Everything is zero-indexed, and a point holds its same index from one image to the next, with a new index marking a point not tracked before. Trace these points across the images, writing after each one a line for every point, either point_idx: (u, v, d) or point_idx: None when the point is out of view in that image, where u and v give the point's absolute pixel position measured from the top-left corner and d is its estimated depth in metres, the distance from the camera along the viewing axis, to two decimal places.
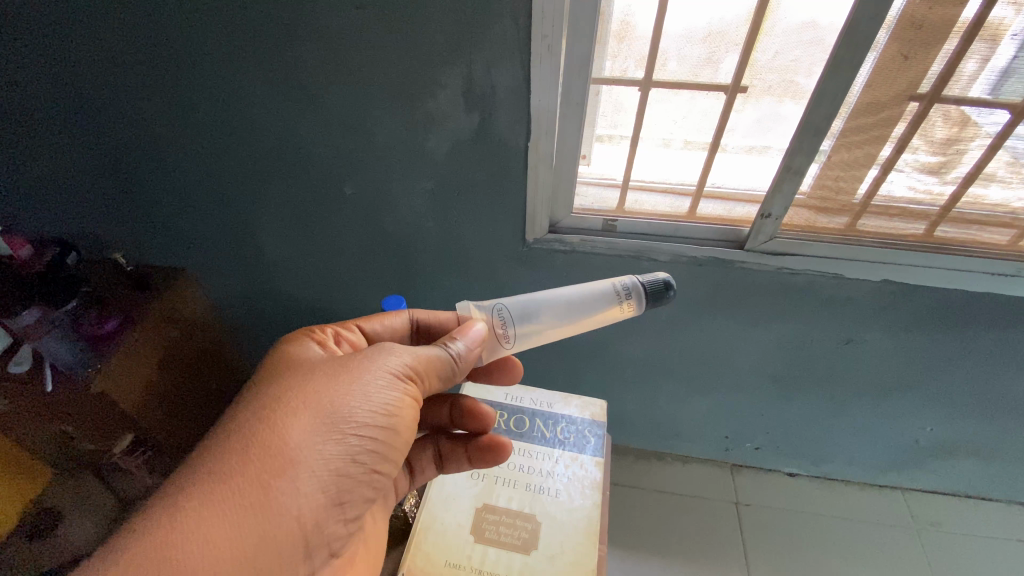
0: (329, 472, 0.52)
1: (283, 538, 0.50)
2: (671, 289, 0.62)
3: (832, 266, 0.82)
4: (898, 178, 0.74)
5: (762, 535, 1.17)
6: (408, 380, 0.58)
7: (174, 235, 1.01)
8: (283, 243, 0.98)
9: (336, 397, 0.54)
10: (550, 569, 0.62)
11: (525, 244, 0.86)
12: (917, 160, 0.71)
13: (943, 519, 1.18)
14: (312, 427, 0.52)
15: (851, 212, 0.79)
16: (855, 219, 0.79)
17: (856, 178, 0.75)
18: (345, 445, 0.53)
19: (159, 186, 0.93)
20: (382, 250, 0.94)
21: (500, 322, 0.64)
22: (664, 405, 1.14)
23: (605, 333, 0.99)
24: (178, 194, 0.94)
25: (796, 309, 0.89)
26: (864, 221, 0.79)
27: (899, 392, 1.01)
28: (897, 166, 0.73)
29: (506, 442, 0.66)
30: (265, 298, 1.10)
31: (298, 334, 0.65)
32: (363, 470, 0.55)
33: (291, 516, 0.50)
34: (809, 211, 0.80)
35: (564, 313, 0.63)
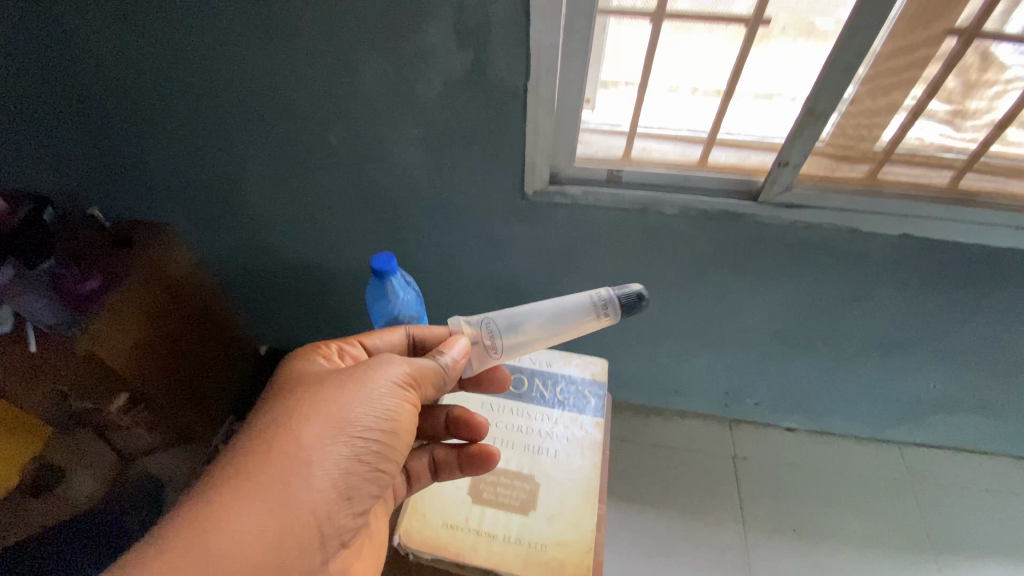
0: (339, 472, 0.51)
1: (299, 537, 0.48)
2: (643, 300, 0.60)
3: (849, 220, 0.77)
4: (923, 126, 0.71)
5: (760, 489, 1.18)
6: (408, 386, 0.57)
7: (157, 184, 0.96)
8: (270, 196, 0.93)
9: (341, 399, 0.53)
10: (548, 529, 0.61)
11: (525, 197, 0.81)
12: (946, 105, 0.68)
13: (938, 473, 1.20)
14: (320, 428, 0.51)
15: (874, 161, 0.75)
16: (877, 168, 0.76)
17: (880, 126, 0.72)
18: (352, 447, 0.52)
19: (135, 133, 0.88)
20: (373, 204, 0.88)
21: (486, 335, 0.63)
22: (665, 362, 1.12)
23: (607, 291, 0.95)
24: (156, 142, 0.88)
25: (807, 265, 0.85)
26: (886, 170, 0.76)
27: (905, 349, 0.98)
28: (924, 113, 0.69)
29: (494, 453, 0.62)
30: (254, 254, 1.06)
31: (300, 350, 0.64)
32: (372, 471, 0.54)
33: (304, 517, 0.49)
34: (830, 160, 0.76)
35: (551, 324, 0.61)
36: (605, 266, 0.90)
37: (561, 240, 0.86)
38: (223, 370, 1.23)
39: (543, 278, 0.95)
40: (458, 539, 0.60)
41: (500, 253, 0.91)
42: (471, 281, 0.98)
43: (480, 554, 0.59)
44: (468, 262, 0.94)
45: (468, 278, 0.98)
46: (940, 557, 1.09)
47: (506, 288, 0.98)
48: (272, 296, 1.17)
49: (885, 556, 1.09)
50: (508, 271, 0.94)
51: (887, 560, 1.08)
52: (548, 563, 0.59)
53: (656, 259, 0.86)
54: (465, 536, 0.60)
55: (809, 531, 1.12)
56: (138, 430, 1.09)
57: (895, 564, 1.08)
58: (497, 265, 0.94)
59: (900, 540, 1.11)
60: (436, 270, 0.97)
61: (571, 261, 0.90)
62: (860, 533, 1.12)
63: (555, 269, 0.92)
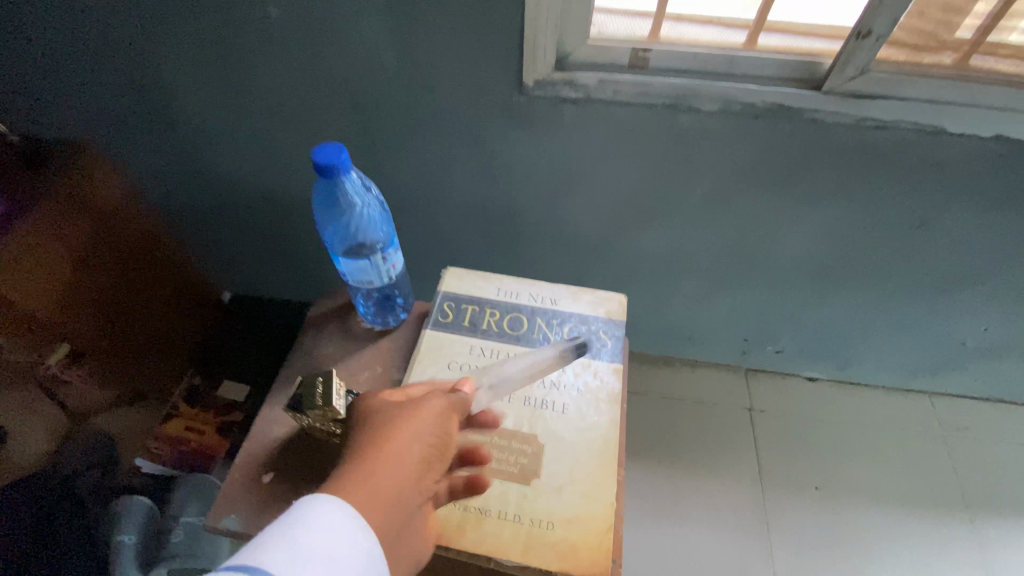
0: (413, 453, 0.41)
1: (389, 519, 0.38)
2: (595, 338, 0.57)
3: (929, 116, 0.62)
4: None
5: (779, 443, 1.06)
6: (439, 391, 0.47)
7: (62, 81, 0.77)
8: (209, 99, 0.75)
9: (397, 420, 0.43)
10: (555, 503, 0.48)
11: (522, 93, 0.64)
12: None
13: (973, 425, 1.09)
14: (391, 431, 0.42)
15: (962, 49, 0.61)
16: (966, 57, 0.61)
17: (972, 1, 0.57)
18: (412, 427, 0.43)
19: (40, 14, 0.68)
20: (332, 107, 0.71)
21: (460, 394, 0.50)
22: (681, 305, 0.98)
23: (619, 218, 0.80)
24: (68, 27, 0.69)
25: (864, 179, 0.70)
26: (974, 60, 0.61)
27: (962, 286, 0.85)
28: None
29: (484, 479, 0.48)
30: (200, 179, 0.89)
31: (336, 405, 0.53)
32: (438, 460, 0.43)
33: (386, 509, 0.38)
34: (907, 48, 0.61)
35: (525, 383, 0.54)
36: (619, 184, 0.74)
37: (566, 151, 0.71)
38: (172, 314, 1.01)
39: (543, 203, 0.79)
40: (440, 517, 0.47)
41: (490, 170, 0.75)
42: (455, 209, 0.82)
43: (467, 535, 0.46)
44: (452, 183, 0.78)
45: (452, 205, 0.81)
46: (976, 515, 0.99)
47: (498, 216, 0.82)
48: (230, 230, 1.00)
49: (915, 514, 0.99)
50: (501, 194, 0.78)
51: (918, 517, 0.98)
52: (555, 546, 0.46)
53: (678, 175, 0.72)
54: (449, 513, 0.47)
55: (834, 488, 1.01)
56: (86, 387, 0.86)
57: (927, 522, 0.98)
58: (487, 187, 0.78)
59: (933, 496, 1.01)
60: (414, 195, 0.81)
61: (578, 179, 0.74)
62: (889, 489, 1.01)
63: (557, 190, 0.76)
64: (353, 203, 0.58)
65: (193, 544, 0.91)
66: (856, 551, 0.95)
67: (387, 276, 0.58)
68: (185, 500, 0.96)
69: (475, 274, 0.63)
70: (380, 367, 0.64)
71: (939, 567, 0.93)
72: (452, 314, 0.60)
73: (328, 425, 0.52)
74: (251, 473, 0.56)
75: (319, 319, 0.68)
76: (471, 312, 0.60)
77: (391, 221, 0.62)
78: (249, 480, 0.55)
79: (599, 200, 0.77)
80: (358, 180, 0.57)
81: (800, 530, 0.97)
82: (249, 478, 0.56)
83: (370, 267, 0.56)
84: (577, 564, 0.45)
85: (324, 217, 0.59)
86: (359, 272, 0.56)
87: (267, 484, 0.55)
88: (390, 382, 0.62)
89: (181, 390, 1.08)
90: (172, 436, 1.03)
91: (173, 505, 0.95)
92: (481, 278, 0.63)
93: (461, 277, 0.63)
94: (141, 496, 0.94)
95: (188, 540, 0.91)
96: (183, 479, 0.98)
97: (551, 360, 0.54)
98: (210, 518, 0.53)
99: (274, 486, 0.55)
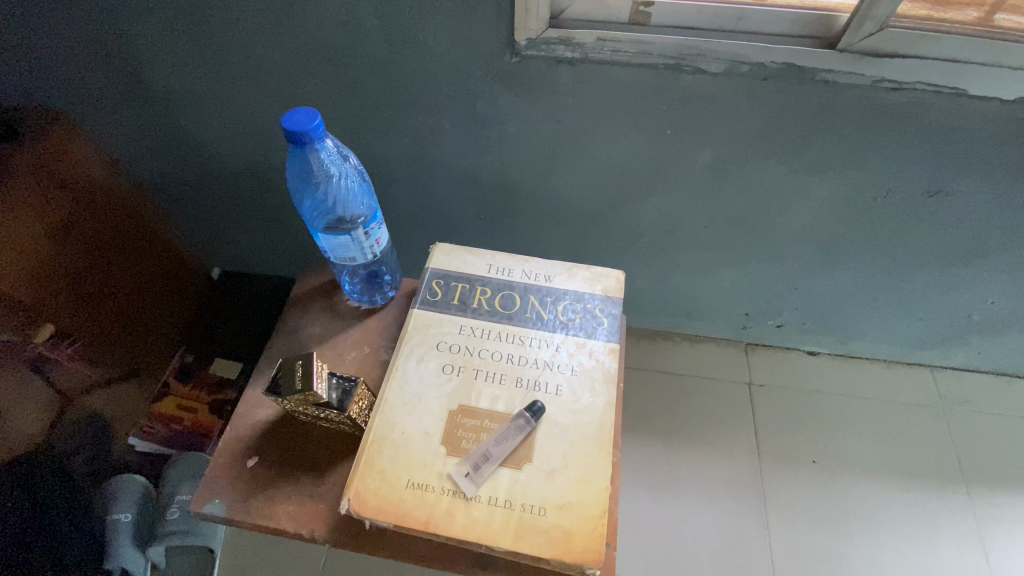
0: None
1: None
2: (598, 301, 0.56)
3: (949, 76, 0.57)
4: None
5: (777, 417, 1.05)
6: None
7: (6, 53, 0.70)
8: (176, 64, 0.68)
9: None
10: (548, 488, 0.47)
11: (513, 54, 0.60)
12: None
13: (973, 398, 1.08)
14: None
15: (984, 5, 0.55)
16: (990, 13, 0.56)
17: None
18: None
19: None
20: (309, 71, 0.66)
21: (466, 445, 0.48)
22: (680, 280, 0.95)
23: (617, 188, 0.76)
24: None
25: (876, 145, 0.66)
26: (1000, 17, 0.56)
27: (971, 258, 0.82)
28: None
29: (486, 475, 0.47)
30: (175, 150, 0.82)
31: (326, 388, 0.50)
32: None
33: None
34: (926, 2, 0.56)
35: (522, 366, 0.52)
36: (617, 152, 0.70)
37: (561, 117, 0.67)
38: (161, 292, 0.99)
39: (537, 173, 0.75)
40: (429, 504, 0.46)
41: (481, 139, 0.71)
42: (446, 180, 0.78)
43: (457, 522, 0.45)
44: (442, 153, 0.74)
45: (442, 176, 0.78)
46: (973, 487, 0.98)
47: (490, 187, 0.79)
48: (210, 207, 0.93)
49: (912, 486, 0.98)
50: (493, 164, 0.75)
51: (914, 490, 0.98)
52: (548, 532, 0.45)
53: (680, 143, 0.68)
54: (438, 499, 0.46)
55: (832, 461, 1.01)
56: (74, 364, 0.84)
57: (923, 494, 0.98)
58: (478, 156, 0.74)
59: (930, 469, 1.00)
60: (401, 166, 0.77)
61: (574, 147, 0.70)
62: (887, 462, 1.01)
63: (553, 159, 0.72)
64: (330, 174, 0.55)
65: (190, 521, 0.88)
66: (852, 523, 0.95)
67: (370, 252, 0.55)
68: (177, 479, 0.91)
69: (465, 249, 0.60)
70: (367, 346, 0.61)
71: (933, 538, 0.94)
72: (441, 292, 0.57)
73: (310, 409, 0.50)
74: (235, 457, 0.54)
75: (304, 298, 0.66)
76: (461, 290, 0.57)
77: (371, 192, 0.59)
78: (232, 465, 0.54)
79: (596, 169, 0.73)
80: (333, 148, 0.54)
81: (797, 502, 0.97)
82: (232, 462, 0.54)
83: (351, 243, 0.53)
84: (570, 550, 0.44)
85: (299, 189, 0.55)
86: (340, 249, 0.54)
87: (252, 468, 0.54)
88: (378, 361, 0.60)
89: (172, 368, 1.02)
90: (165, 415, 0.98)
91: (167, 484, 0.91)
92: (471, 253, 0.60)
93: (450, 253, 0.60)
94: (136, 476, 0.92)
95: (184, 517, 0.88)
96: (174, 459, 0.94)
97: (522, 434, 0.48)
98: (193, 504, 0.52)
99: (259, 471, 0.54)
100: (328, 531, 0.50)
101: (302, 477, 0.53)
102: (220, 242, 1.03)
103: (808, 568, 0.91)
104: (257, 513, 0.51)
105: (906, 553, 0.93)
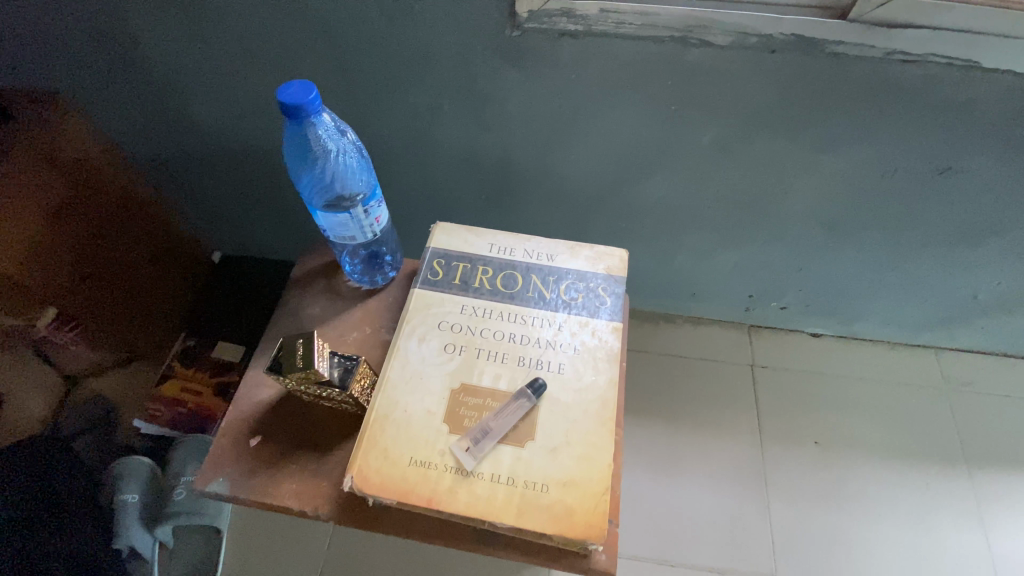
0: None
1: None
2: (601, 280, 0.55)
3: (962, 48, 0.56)
4: None
5: (779, 398, 1.05)
6: None
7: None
8: (169, 41, 0.67)
9: None
10: (550, 466, 0.47)
11: (514, 28, 0.59)
12: None
13: (975, 379, 1.07)
14: None
15: None
16: None
17: None
18: None
19: None
20: (305, 47, 0.64)
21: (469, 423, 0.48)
22: (683, 261, 0.95)
23: (620, 167, 0.75)
24: None
25: (885, 121, 0.65)
26: None
27: (979, 237, 0.81)
28: None
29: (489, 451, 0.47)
30: (172, 130, 0.81)
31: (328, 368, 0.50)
32: None
33: None
34: None
35: (525, 344, 0.52)
36: (620, 130, 0.69)
37: (562, 94, 0.65)
38: (164, 277, 0.98)
39: (539, 152, 0.74)
40: (431, 481, 0.46)
41: (482, 117, 0.70)
42: (446, 159, 0.77)
43: (459, 498, 0.45)
44: (442, 132, 0.73)
45: (442, 156, 0.77)
46: (973, 467, 0.99)
47: (491, 167, 0.78)
48: (208, 191, 0.93)
49: (912, 466, 0.99)
50: (494, 143, 0.74)
51: (915, 469, 0.99)
52: (551, 508, 0.45)
53: (685, 120, 0.67)
54: (441, 476, 0.46)
55: (833, 442, 1.01)
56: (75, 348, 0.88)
57: (923, 474, 0.98)
58: (478, 135, 0.72)
59: (930, 449, 1.00)
60: (401, 145, 0.76)
61: (576, 125, 0.69)
62: (887, 442, 1.01)
63: (555, 138, 0.71)
64: (327, 150, 0.54)
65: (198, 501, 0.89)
66: (852, 503, 0.96)
67: (370, 231, 0.55)
68: (183, 460, 0.92)
69: (466, 229, 0.59)
70: (369, 327, 0.61)
71: (932, 517, 0.94)
72: (442, 272, 0.56)
73: (312, 388, 0.50)
74: (238, 436, 0.55)
75: (304, 279, 0.65)
76: (462, 270, 0.57)
77: (370, 169, 0.58)
78: (235, 443, 0.54)
79: (598, 147, 0.72)
80: (330, 123, 0.53)
81: (798, 482, 0.97)
82: (235, 442, 0.54)
83: (351, 221, 0.53)
84: (572, 526, 0.44)
85: (297, 166, 0.55)
86: (339, 227, 0.53)
87: (255, 447, 0.54)
88: (380, 342, 0.60)
89: (176, 352, 1.01)
90: (168, 398, 0.97)
91: (174, 465, 0.92)
92: (473, 233, 0.59)
93: (451, 232, 0.59)
94: (142, 457, 0.92)
95: (192, 497, 0.89)
96: (178, 442, 0.95)
97: (523, 411, 0.48)
98: (197, 483, 0.52)
99: (262, 449, 0.54)
100: (332, 509, 0.50)
101: (305, 456, 0.53)
102: (220, 226, 1.01)
103: (807, 546, 0.92)
104: (261, 491, 0.52)
105: (905, 531, 0.93)
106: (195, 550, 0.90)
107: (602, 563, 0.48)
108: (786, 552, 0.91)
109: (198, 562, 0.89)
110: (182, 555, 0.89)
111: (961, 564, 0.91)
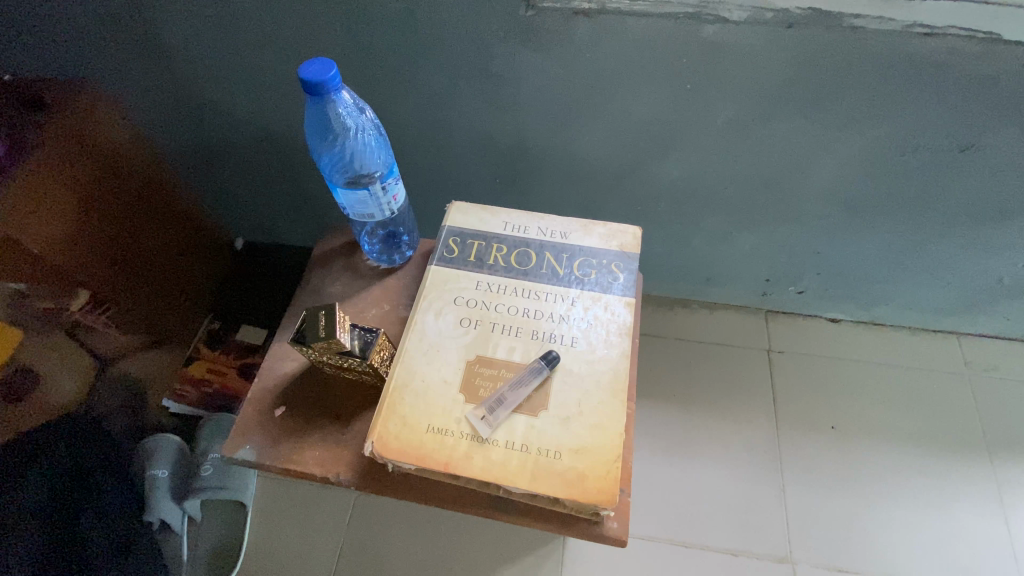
0: None
1: None
2: (616, 257, 0.56)
3: (984, 19, 0.55)
4: None
5: (797, 383, 1.04)
6: None
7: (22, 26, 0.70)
8: (195, 30, 0.69)
9: None
10: (562, 433, 0.48)
11: (530, 7, 0.59)
12: None
13: (998, 365, 1.05)
14: None
15: None
16: None
17: None
18: None
19: None
20: (324, 32, 0.65)
21: (486, 390, 0.50)
22: (699, 244, 0.95)
23: (635, 147, 0.75)
24: None
25: (903, 98, 0.64)
26: None
27: (1003, 217, 0.79)
28: None
29: (505, 419, 0.48)
30: (199, 116, 0.83)
31: (354, 336, 0.52)
32: None
33: None
34: None
35: (539, 320, 0.53)
36: (634, 110, 0.70)
37: (576, 75, 0.66)
38: (190, 263, 1.01)
39: (553, 132, 0.75)
40: (448, 447, 0.47)
41: (496, 99, 0.71)
42: (462, 142, 0.78)
43: (476, 463, 0.47)
44: (458, 114, 0.74)
45: (458, 137, 0.78)
46: (994, 453, 0.97)
47: (506, 149, 0.79)
48: (232, 179, 0.95)
49: (933, 453, 0.98)
50: (509, 125, 0.75)
51: (935, 455, 0.97)
52: (562, 474, 0.46)
53: (700, 99, 0.67)
54: (457, 443, 0.48)
55: (850, 427, 1.00)
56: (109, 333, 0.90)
57: (943, 459, 0.97)
58: (493, 116, 0.73)
59: (953, 436, 0.99)
60: (419, 127, 0.77)
61: (591, 106, 0.70)
62: (906, 428, 1.00)
63: (568, 119, 0.72)
64: (346, 127, 0.56)
65: (223, 477, 0.92)
66: (869, 487, 0.95)
67: (388, 209, 0.57)
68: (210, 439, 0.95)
69: (481, 207, 0.60)
70: (387, 304, 0.63)
71: (950, 503, 0.93)
72: (457, 250, 0.58)
73: (334, 359, 0.52)
74: (264, 406, 0.57)
75: (325, 256, 0.67)
76: (477, 248, 0.58)
77: (388, 146, 0.60)
78: (261, 413, 0.57)
79: (612, 128, 0.72)
80: (349, 101, 0.55)
81: (814, 467, 0.97)
82: (261, 412, 0.57)
83: (369, 198, 0.54)
84: (584, 491, 0.46)
85: (317, 144, 0.57)
86: (358, 204, 0.55)
87: (280, 417, 0.57)
88: (397, 318, 0.62)
89: (201, 335, 1.05)
90: (195, 378, 1.01)
91: (200, 443, 0.95)
92: (486, 211, 0.60)
93: (465, 211, 0.60)
94: (170, 435, 0.95)
95: (218, 473, 0.92)
96: (206, 420, 0.98)
97: (536, 380, 0.50)
98: (225, 449, 0.55)
99: (286, 419, 0.56)
100: (352, 475, 0.53)
101: (327, 425, 0.56)
102: (241, 212, 1.04)
103: (822, 530, 0.92)
104: (285, 457, 0.54)
105: (923, 518, 0.92)
106: (222, 523, 0.93)
107: (613, 530, 0.49)
108: (800, 534, 0.91)
109: (225, 536, 0.93)
110: (211, 528, 0.93)
111: (980, 551, 0.90)
